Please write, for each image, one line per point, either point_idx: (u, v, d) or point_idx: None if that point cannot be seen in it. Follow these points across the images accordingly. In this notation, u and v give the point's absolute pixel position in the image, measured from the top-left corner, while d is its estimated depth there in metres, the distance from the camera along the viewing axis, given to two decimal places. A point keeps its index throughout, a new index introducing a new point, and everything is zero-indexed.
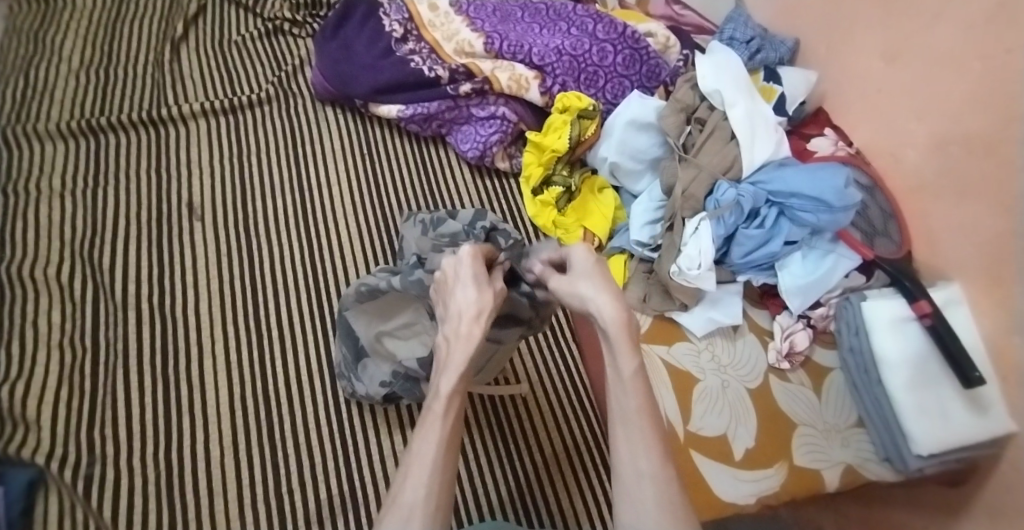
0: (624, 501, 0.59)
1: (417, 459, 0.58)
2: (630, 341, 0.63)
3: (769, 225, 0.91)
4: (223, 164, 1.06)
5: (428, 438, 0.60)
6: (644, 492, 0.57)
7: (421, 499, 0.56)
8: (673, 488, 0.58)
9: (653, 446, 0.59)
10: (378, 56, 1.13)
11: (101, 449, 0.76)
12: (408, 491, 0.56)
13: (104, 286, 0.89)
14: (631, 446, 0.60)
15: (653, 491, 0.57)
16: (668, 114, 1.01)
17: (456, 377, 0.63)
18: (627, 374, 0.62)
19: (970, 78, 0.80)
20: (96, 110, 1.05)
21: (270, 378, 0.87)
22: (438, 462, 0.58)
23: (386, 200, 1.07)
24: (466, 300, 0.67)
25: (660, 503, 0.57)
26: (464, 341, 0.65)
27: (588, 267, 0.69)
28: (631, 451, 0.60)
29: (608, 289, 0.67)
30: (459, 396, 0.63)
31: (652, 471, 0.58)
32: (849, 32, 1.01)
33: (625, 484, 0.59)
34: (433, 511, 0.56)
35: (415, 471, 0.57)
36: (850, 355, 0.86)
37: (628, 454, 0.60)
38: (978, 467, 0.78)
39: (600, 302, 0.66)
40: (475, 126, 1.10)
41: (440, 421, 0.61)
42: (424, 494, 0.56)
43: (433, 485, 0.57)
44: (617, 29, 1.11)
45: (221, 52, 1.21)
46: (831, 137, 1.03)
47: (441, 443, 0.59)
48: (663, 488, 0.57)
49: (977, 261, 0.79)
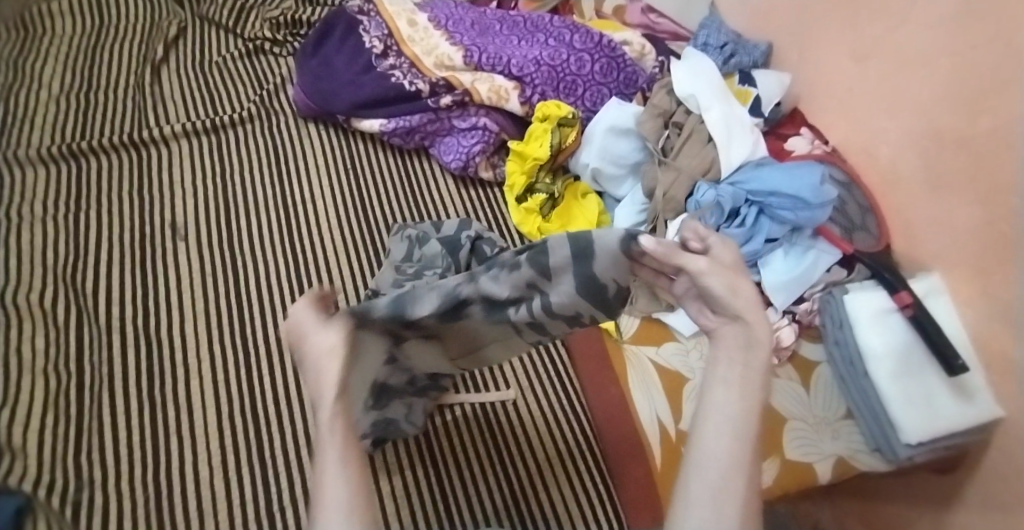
0: (691, 509, 0.46)
1: (324, 474, 0.47)
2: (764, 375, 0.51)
3: (750, 224, 0.93)
4: (207, 184, 1.06)
5: (325, 442, 0.49)
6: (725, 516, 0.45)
7: (343, 495, 0.47)
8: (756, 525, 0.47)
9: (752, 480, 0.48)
10: (359, 72, 1.15)
11: (88, 473, 0.75)
12: (326, 506, 0.46)
13: (89, 309, 0.88)
14: (730, 460, 0.47)
15: (739, 518, 0.46)
16: (646, 119, 1.04)
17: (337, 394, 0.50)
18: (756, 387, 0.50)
19: (939, 74, 0.82)
20: (78, 134, 1.06)
21: (261, 395, 0.87)
22: (348, 457, 0.48)
23: (371, 213, 1.08)
24: (322, 334, 0.52)
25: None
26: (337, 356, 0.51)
27: (725, 251, 0.52)
28: (731, 464, 0.47)
29: (756, 308, 0.52)
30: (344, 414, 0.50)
31: (746, 500, 0.46)
32: (819, 33, 1.03)
33: (700, 492, 0.47)
34: (360, 506, 0.47)
35: (327, 486, 0.47)
36: (836, 349, 0.88)
37: (722, 463, 0.47)
38: (968, 454, 0.79)
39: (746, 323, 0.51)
40: (457, 138, 1.11)
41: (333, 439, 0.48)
42: (347, 497, 0.47)
43: (355, 492, 0.47)
44: (594, 38, 1.14)
45: (201, 73, 1.22)
46: (807, 136, 1.05)
47: (344, 452, 0.48)
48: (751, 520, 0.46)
49: (955, 251, 0.81)
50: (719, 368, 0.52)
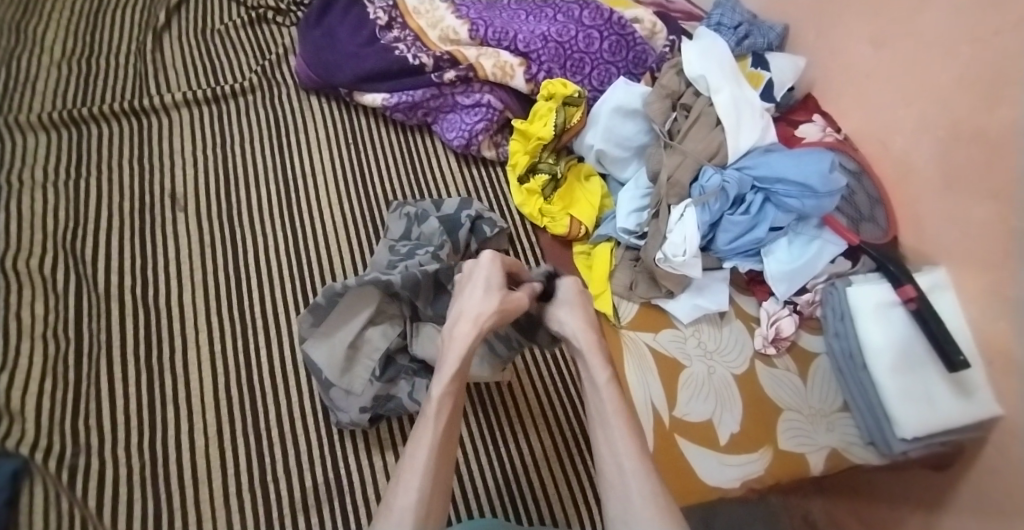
0: (610, 499, 0.62)
1: (412, 461, 0.59)
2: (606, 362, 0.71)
3: (755, 211, 0.91)
4: (207, 154, 1.06)
5: (419, 441, 0.61)
6: (626, 485, 0.61)
7: (413, 503, 0.56)
8: (654, 479, 0.62)
9: (629, 440, 0.64)
10: (362, 44, 1.13)
11: (86, 438, 0.76)
12: (400, 494, 0.57)
13: (87, 277, 0.89)
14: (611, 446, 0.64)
15: (636, 484, 0.61)
16: (653, 100, 1.01)
17: (450, 379, 0.65)
18: (601, 381, 0.69)
19: (959, 61, 0.79)
20: (77, 101, 1.05)
21: (256, 367, 0.87)
22: (430, 467, 0.59)
23: (372, 190, 1.07)
24: (472, 303, 0.71)
25: (644, 495, 0.60)
26: (460, 344, 0.68)
27: (570, 296, 0.78)
28: (613, 449, 0.64)
29: (585, 325, 0.75)
30: (454, 402, 0.65)
31: (634, 468, 0.62)
32: (836, 16, 1.00)
33: (608, 479, 0.63)
34: (425, 514, 0.57)
35: (407, 474, 0.58)
36: (836, 341, 0.87)
37: (607, 449, 0.64)
38: (963, 451, 0.78)
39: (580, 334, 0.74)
40: (460, 114, 1.09)
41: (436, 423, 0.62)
42: (417, 496, 0.57)
43: (426, 491, 0.57)
44: (603, 15, 1.11)
45: (204, 41, 1.20)
46: (819, 123, 1.02)
47: (432, 448, 0.60)
48: (645, 479, 0.61)
49: (963, 246, 0.80)
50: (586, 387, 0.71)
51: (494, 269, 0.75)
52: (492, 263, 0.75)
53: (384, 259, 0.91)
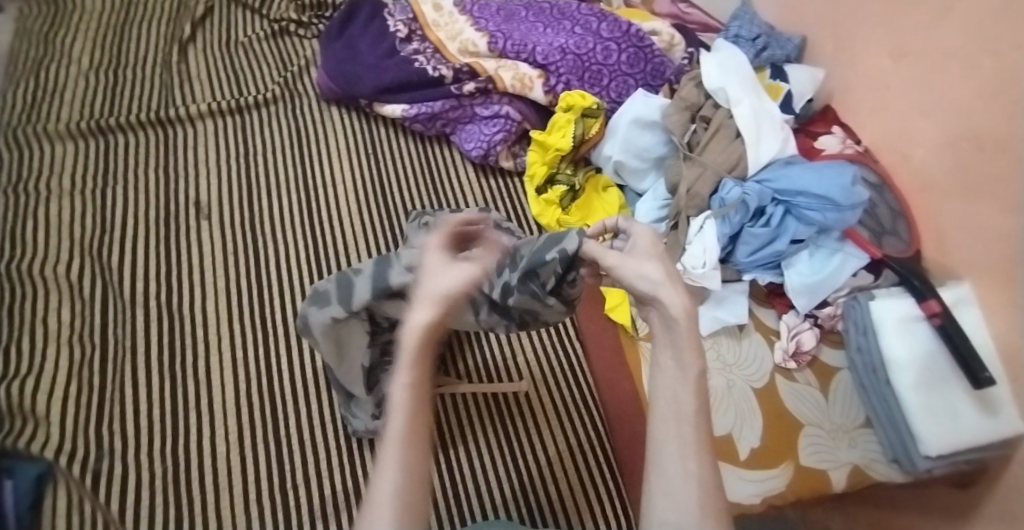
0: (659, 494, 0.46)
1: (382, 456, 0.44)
2: (694, 340, 0.52)
3: (775, 223, 0.90)
4: (230, 163, 1.07)
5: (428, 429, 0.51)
6: (686, 495, 0.45)
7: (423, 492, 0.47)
8: (717, 492, 0.46)
9: (703, 446, 0.48)
10: (382, 56, 1.14)
11: (108, 444, 0.77)
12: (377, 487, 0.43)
13: (112, 284, 0.90)
14: (677, 441, 0.48)
15: (699, 498, 0.45)
16: (673, 112, 1.01)
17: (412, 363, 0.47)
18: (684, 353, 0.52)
19: (980, 74, 0.79)
20: (105, 111, 1.07)
21: (276, 372, 0.88)
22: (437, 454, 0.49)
23: (391, 199, 1.08)
24: (429, 266, 0.53)
25: (704, 509, 0.45)
26: (426, 304, 0.49)
27: (644, 246, 0.59)
28: (677, 444, 0.48)
29: (671, 280, 0.55)
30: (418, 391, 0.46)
31: (700, 476, 0.46)
32: (855, 28, 1.00)
33: (655, 478, 0.47)
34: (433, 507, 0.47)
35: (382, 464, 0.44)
36: (857, 355, 0.85)
37: (673, 446, 0.48)
38: (989, 468, 0.76)
39: (668, 292, 0.54)
40: (478, 125, 1.10)
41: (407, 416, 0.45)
42: (394, 487, 0.42)
43: (408, 478, 0.43)
44: (621, 27, 1.12)
45: (228, 53, 1.22)
46: (839, 135, 1.02)
47: (403, 439, 0.44)
48: (710, 494, 0.45)
49: (986, 260, 0.78)
50: (655, 356, 0.53)
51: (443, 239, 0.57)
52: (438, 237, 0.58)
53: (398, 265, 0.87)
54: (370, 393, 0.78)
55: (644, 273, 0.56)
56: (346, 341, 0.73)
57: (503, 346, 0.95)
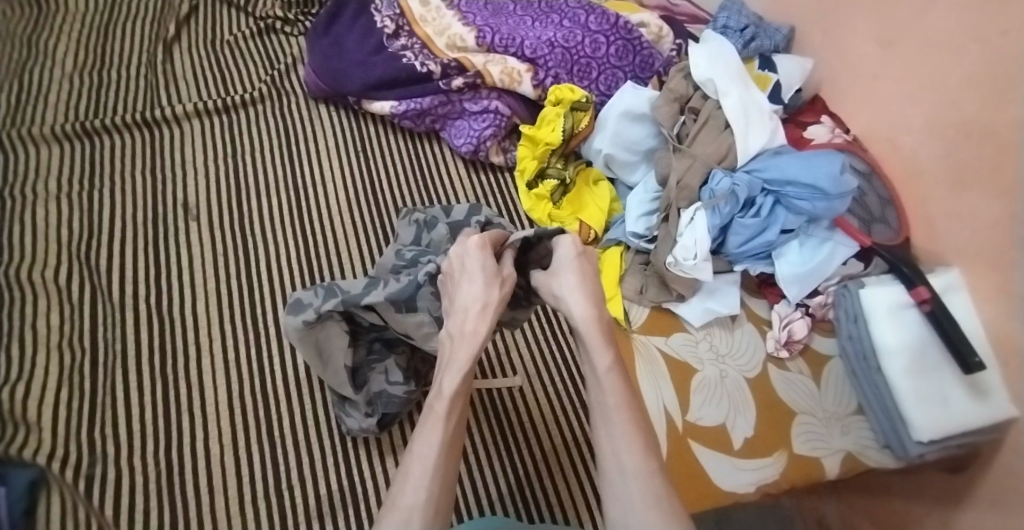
0: (612, 497, 0.56)
1: (420, 457, 0.56)
2: (605, 338, 0.63)
3: (765, 213, 0.90)
4: (218, 163, 1.06)
5: (427, 436, 0.57)
6: (627, 488, 0.55)
7: (421, 502, 0.53)
8: (662, 492, 0.55)
9: (633, 438, 0.57)
10: (370, 52, 1.13)
11: (103, 448, 0.77)
12: (408, 494, 0.53)
13: (101, 288, 0.89)
14: (612, 440, 0.58)
15: (636, 484, 0.55)
16: (661, 104, 1.01)
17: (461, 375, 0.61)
18: (603, 368, 0.61)
19: (967, 61, 0.79)
20: (91, 113, 1.06)
21: (270, 373, 0.88)
22: (439, 464, 0.56)
23: (381, 197, 1.07)
24: (472, 294, 0.64)
25: (642, 492, 0.54)
26: (471, 338, 0.62)
27: (569, 259, 0.67)
28: (613, 444, 0.58)
29: (584, 289, 0.65)
30: (463, 395, 0.61)
31: (636, 468, 0.56)
32: (842, 17, 1.00)
33: (608, 481, 0.57)
34: (434, 512, 0.53)
35: (415, 473, 0.55)
36: (849, 343, 0.86)
37: (609, 446, 0.58)
38: (980, 453, 0.77)
39: (575, 301, 0.64)
40: (468, 121, 1.09)
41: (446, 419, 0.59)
42: (425, 497, 0.53)
43: (434, 490, 0.54)
44: (609, 19, 1.11)
45: (214, 52, 1.21)
46: (827, 124, 1.02)
47: (442, 445, 0.57)
48: (645, 482, 0.55)
49: (975, 246, 0.79)
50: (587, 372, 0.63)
51: (485, 255, 0.65)
52: (480, 250, 0.65)
53: (389, 264, 0.87)
54: (359, 393, 0.79)
55: (560, 291, 0.66)
56: (325, 345, 0.75)
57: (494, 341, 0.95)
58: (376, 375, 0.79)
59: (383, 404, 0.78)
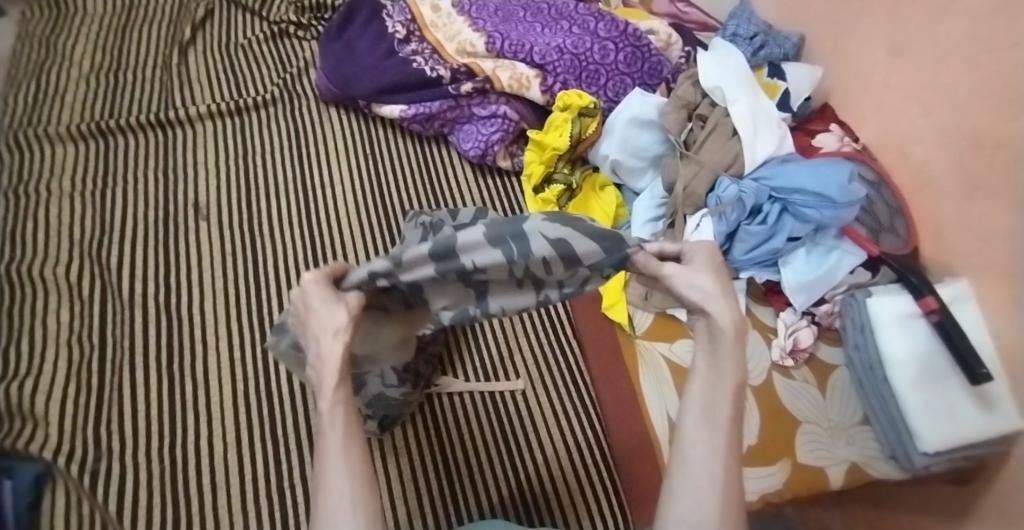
0: (679, 496, 0.48)
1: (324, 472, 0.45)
2: (739, 354, 0.50)
3: (772, 221, 0.90)
4: (229, 165, 1.08)
5: (328, 439, 0.46)
6: (708, 501, 0.47)
7: (344, 503, 0.44)
8: (738, 512, 0.47)
9: (732, 458, 0.48)
10: (380, 57, 1.15)
11: (107, 444, 0.78)
12: (328, 499, 0.44)
13: (111, 285, 0.91)
14: (708, 448, 0.48)
15: (720, 506, 0.46)
16: (669, 110, 1.01)
17: (339, 383, 0.46)
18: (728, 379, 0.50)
19: (977, 71, 0.79)
20: (106, 114, 1.08)
21: (274, 373, 0.88)
22: (354, 463, 0.45)
23: (389, 199, 1.08)
24: (328, 315, 0.48)
25: (726, 518, 0.46)
26: (337, 346, 0.47)
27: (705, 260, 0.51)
28: (708, 450, 0.49)
29: (725, 293, 0.50)
30: (349, 399, 0.47)
31: (724, 481, 0.47)
32: (852, 26, 1.00)
33: (682, 480, 0.48)
34: (365, 512, 0.44)
35: (326, 481, 0.44)
36: (855, 353, 0.85)
37: (701, 451, 0.49)
38: (987, 466, 0.76)
39: (721, 303, 0.49)
40: (476, 125, 1.10)
41: (337, 428, 0.46)
42: (349, 493, 0.44)
43: (355, 488, 0.44)
44: (618, 26, 1.12)
45: (227, 55, 1.23)
46: (836, 133, 1.02)
47: (347, 444, 0.45)
48: (732, 504, 0.47)
49: (985, 257, 0.78)
50: (696, 360, 0.52)
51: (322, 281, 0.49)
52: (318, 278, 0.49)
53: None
54: None
55: (695, 281, 0.50)
56: None
57: (499, 344, 0.96)
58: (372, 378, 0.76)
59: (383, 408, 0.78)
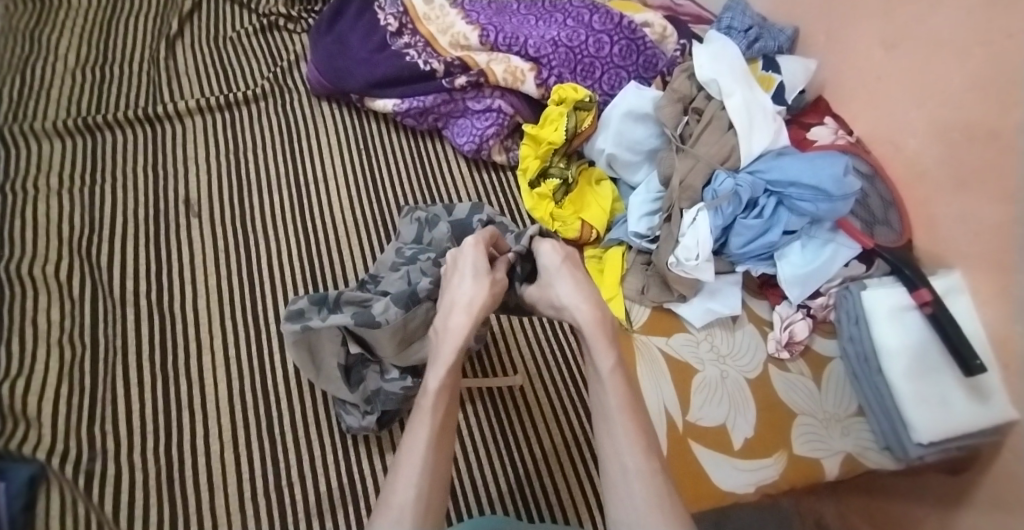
0: (611, 492, 0.59)
1: (407, 457, 0.57)
2: (610, 342, 0.66)
3: (768, 214, 0.90)
4: (220, 161, 1.06)
5: (416, 431, 0.59)
6: (630, 487, 0.57)
7: (411, 499, 0.54)
8: (660, 483, 0.58)
9: (636, 439, 0.60)
10: (372, 50, 1.13)
11: (102, 445, 0.77)
12: (399, 491, 0.55)
13: (102, 283, 0.90)
14: (613, 440, 0.60)
15: (638, 484, 0.57)
16: (665, 104, 1.01)
17: (445, 371, 0.63)
18: (607, 373, 0.64)
19: (971, 63, 0.79)
20: (93, 109, 1.06)
21: (271, 372, 0.87)
22: (428, 461, 0.57)
23: (383, 194, 1.08)
24: (461, 295, 0.67)
25: (648, 498, 0.57)
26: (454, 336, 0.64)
27: (556, 265, 0.72)
28: (614, 443, 0.60)
29: (586, 300, 0.68)
30: (449, 392, 0.63)
31: (638, 467, 0.58)
32: (847, 18, 1.00)
33: (612, 478, 0.59)
34: (424, 509, 0.55)
35: (405, 470, 0.56)
36: (849, 345, 0.86)
37: (612, 445, 0.61)
38: (979, 455, 0.77)
39: (587, 312, 0.67)
40: (471, 119, 1.10)
41: (432, 414, 0.60)
42: (415, 493, 0.55)
43: (423, 486, 0.56)
44: (613, 19, 1.11)
45: (216, 48, 1.21)
46: (830, 125, 1.02)
47: (429, 440, 0.58)
48: (646, 483, 0.57)
49: (978, 249, 0.79)
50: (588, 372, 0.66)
51: (478, 253, 0.70)
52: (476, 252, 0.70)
53: (389, 260, 0.89)
54: (354, 392, 0.80)
55: (560, 295, 0.70)
56: (317, 346, 0.80)
57: (496, 339, 0.95)
58: (371, 374, 0.81)
59: (382, 401, 0.79)
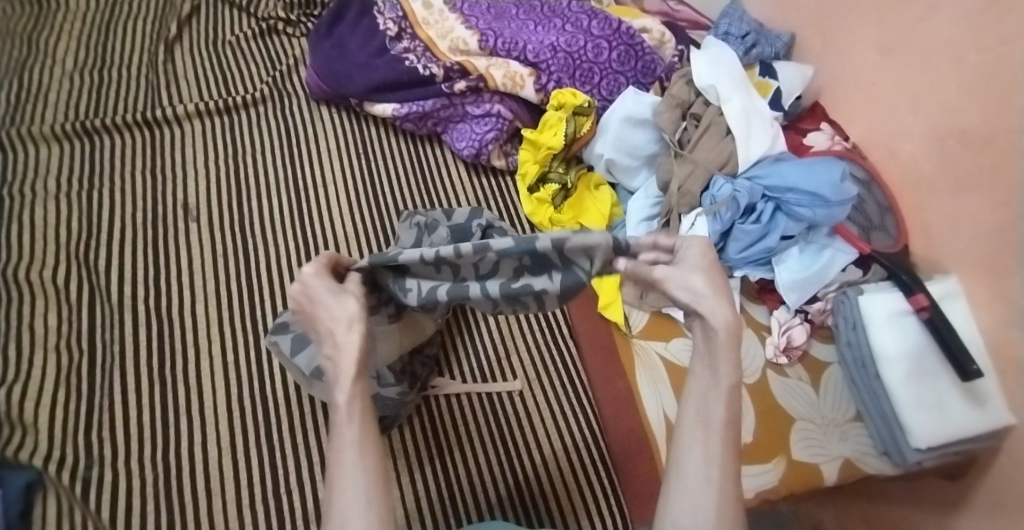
0: (676, 497, 0.49)
1: (339, 462, 0.46)
2: (735, 352, 0.51)
3: (765, 220, 0.91)
4: (218, 164, 1.06)
5: (343, 437, 0.47)
6: (706, 499, 0.48)
7: (360, 500, 0.45)
8: (739, 506, 0.48)
9: (728, 459, 0.49)
10: (371, 55, 1.14)
11: (99, 451, 0.76)
12: (339, 497, 0.45)
13: (100, 288, 0.89)
14: (703, 452, 0.49)
15: (717, 507, 0.47)
16: (663, 110, 1.01)
17: (352, 377, 0.49)
18: (726, 383, 0.51)
19: (967, 69, 0.79)
20: (91, 112, 1.05)
21: (269, 377, 0.87)
22: (368, 459, 0.47)
23: (382, 199, 1.07)
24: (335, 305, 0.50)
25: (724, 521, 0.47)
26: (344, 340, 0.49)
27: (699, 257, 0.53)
28: (704, 453, 0.50)
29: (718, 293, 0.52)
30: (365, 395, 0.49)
31: (722, 485, 0.48)
32: (843, 25, 1.01)
33: (682, 481, 0.49)
34: (378, 510, 0.45)
35: (340, 473, 0.46)
36: (847, 350, 0.86)
37: (699, 452, 0.50)
38: (977, 460, 0.77)
39: (713, 304, 0.51)
40: (470, 124, 1.10)
41: (350, 424, 0.47)
42: (361, 493, 0.45)
43: (371, 484, 0.46)
44: (611, 25, 1.12)
45: (215, 52, 1.21)
46: (827, 131, 1.03)
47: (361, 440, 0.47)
48: (730, 505, 0.47)
49: (974, 253, 0.79)
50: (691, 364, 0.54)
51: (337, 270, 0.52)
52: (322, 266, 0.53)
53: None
54: None
55: (691, 284, 0.52)
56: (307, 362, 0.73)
57: (496, 345, 0.95)
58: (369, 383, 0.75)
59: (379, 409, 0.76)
